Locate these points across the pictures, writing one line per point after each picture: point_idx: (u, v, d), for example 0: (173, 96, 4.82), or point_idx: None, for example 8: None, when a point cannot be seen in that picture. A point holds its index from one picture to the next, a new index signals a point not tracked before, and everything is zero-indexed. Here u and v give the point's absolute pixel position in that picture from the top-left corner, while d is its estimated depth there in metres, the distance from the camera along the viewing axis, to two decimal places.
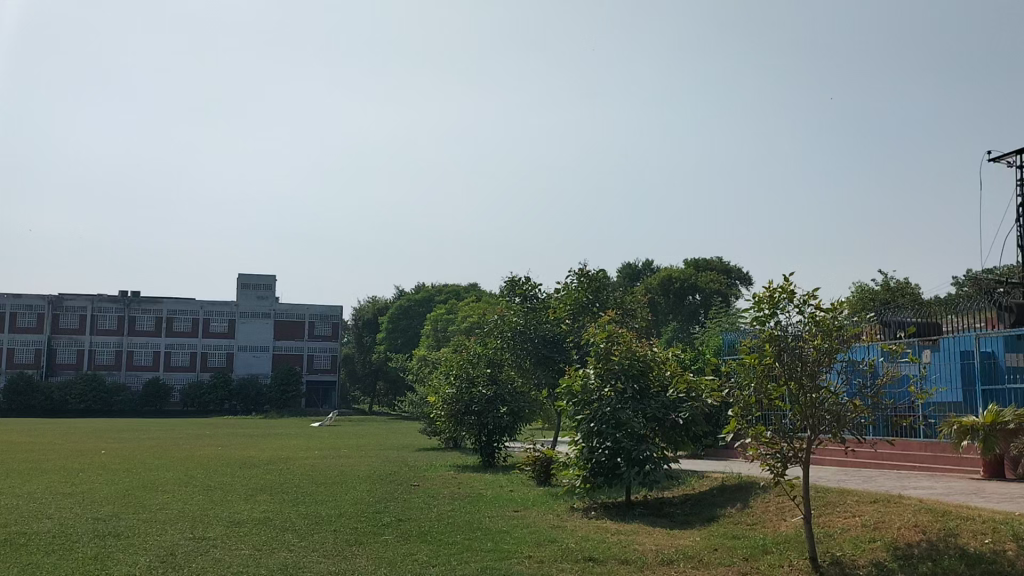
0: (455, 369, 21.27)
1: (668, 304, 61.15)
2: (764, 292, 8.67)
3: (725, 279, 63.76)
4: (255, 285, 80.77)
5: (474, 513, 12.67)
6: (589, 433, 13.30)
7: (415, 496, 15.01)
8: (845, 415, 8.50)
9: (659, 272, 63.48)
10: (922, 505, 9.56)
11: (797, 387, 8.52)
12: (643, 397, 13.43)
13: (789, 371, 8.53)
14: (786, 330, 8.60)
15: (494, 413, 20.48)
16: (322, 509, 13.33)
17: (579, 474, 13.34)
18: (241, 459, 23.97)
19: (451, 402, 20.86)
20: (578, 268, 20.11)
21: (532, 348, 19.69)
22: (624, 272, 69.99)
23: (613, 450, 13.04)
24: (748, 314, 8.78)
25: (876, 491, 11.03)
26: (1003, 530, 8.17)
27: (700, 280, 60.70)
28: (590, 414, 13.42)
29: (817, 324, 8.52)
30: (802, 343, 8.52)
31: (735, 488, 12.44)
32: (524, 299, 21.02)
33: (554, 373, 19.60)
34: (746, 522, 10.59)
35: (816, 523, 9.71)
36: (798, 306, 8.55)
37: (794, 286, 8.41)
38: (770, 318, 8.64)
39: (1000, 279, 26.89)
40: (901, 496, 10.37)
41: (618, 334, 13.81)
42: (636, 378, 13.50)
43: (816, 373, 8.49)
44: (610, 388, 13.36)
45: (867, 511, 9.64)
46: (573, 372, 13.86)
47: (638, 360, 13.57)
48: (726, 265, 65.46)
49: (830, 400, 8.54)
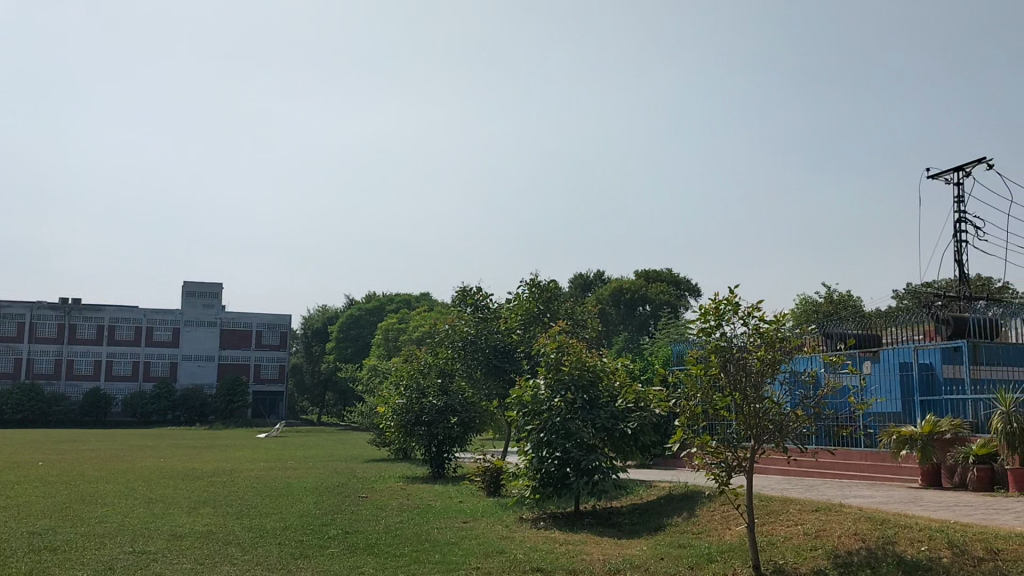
0: (406, 379, 20.97)
1: (618, 314, 61.63)
2: (710, 303, 8.81)
3: (675, 291, 64.56)
4: (202, 294, 79.45)
5: (422, 524, 12.61)
6: (539, 443, 13.30)
7: (363, 507, 14.85)
8: (787, 425, 8.69)
9: (610, 283, 63.92)
10: (862, 513, 9.79)
11: (741, 398, 8.67)
12: (592, 407, 13.53)
13: (734, 382, 8.70)
14: (731, 342, 8.73)
15: (445, 423, 20.39)
16: (267, 522, 13.13)
17: (528, 484, 13.31)
18: (184, 470, 23.48)
19: (400, 412, 20.61)
20: (530, 278, 20.15)
21: (483, 358, 19.83)
22: (575, 282, 70.33)
23: (563, 460, 13.06)
24: (694, 325, 8.90)
25: (817, 500, 11.24)
26: (938, 537, 8.40)
27: (650, 291, 61.37)
28: (540, 424, 13.44)
29: (761, 336, 8.68)
30: (746, 354, 8.67)
31: (682, 497, 12.58)
32: (476, 308, 20.93)
33: (504, 384, 19.76)
34: (692, 531, 10.72)
35: (760, 531, 9.88)
36: (743, 318, 8.71)
37: (738, 298, 8.57)
38: (715, 330, 8.78)
39: (936, 293, 27.85)
40: (841, 505, 10.59)
41: (568, 344, 13.87)
42: (586, 389, 13.60)
43: (760, 384, 8.67)
44: (560, 398, 13.40)
45: (809, 520, 9.83)
46: (524, 383, 13.88)
47: (589, 370, 13.68)
48: (675, 277, 66.22)
49: (773, 411, 8.70)
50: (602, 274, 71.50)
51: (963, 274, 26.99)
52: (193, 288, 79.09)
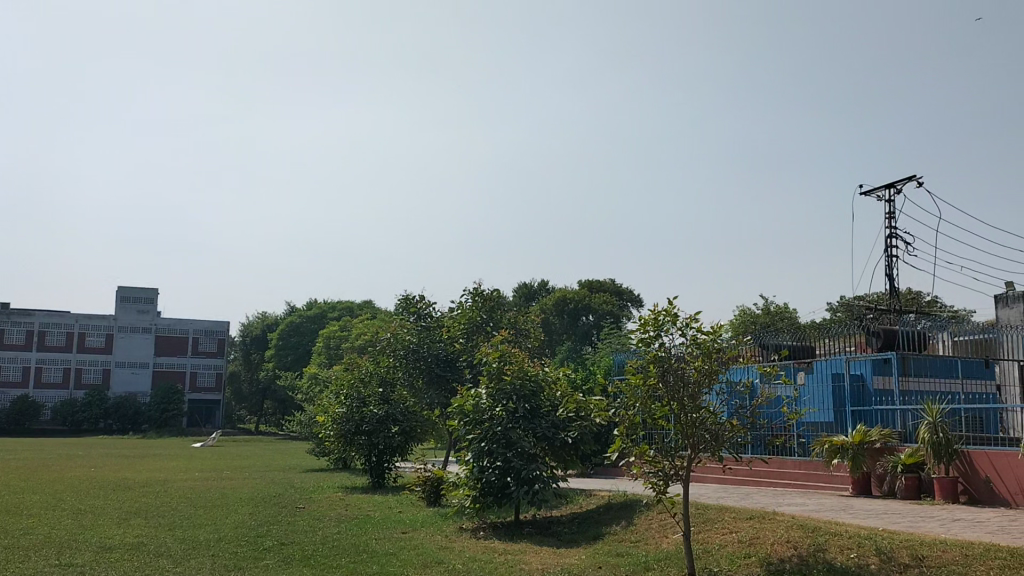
0: (347, 388, 20.76)
1: (562, 324, 61.95)
2: (649, 314, 8.92)
3: (618, 301, 65.24)
4: (137, 299, 77.45)
5: (361, 535, 12.46)
6: (480, 453, 13.22)
7: (299, 518, 14.60)
8: (723, 434, 8.85)
9: (554, 293, 64.24)
10: (794, 521, 10.01)
11: (679, 408, 8.79)
12: (533, 416, 13.56)
13: (672, 392, 8.80)
14: (669, 352, 8.85)
15: (386, 433, 20.12)
16: (201, 533, 12.80)
17: (468, 494, 13.24)
18: (113, 481, 22.77)
19: (340, 421, 20.31)
20: (473, 287, 20.14)
21: (426, 367, 19.88)
22: (519, 291, 70.57)
23: (503, 469, 13.03)
24: (633, 335, 8.99)
25: (751, 508, 11.45)
26: (867, 545, 8.63)
27: (594, 301, 61.92)
28: (481, 433, 13.37)
29: (698, 346, 8.82)
30: (684, 364, 8.80)
31: (621, 506, 12.69)
32: (418, 317, 20.89)
33: (446, 392, 19.76)
34: (630, 540, 10.81)
35: (695, 539, 10.01)
36: (681, 328, 8.84)
37: (677, 308, 8.71)
38: (654, 340, 8.89)
39: (868, 306, 28.75)
40: (774, 513, 10.81)
41: (510, 354, 13.91)
42: (527, 398, 13.65)
43: (697, 394, 8.80)
44: (502, 408, 13.38)
45: (743, 528, 10.01)
46: (465, 392, 13.82)
47: (530, 380, 13.72)
48: (618, 287, 66.88)
49: (710, 420, 8.86)
50: (545, 283, 71.75)
51: (893, 288, 27.91)
52: (128, 293, 77.01)
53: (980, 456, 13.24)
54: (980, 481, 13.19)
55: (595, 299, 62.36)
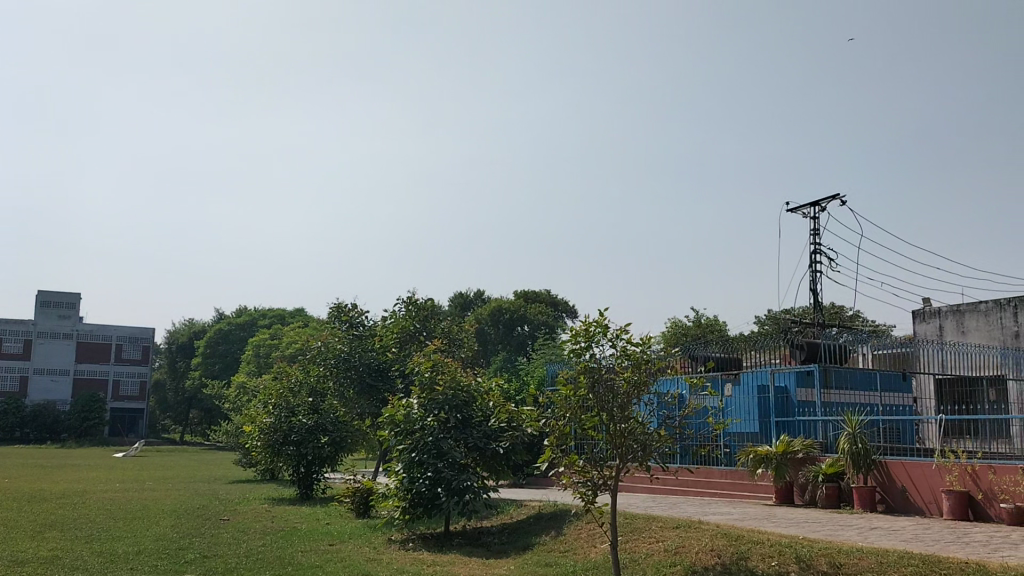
0: (275, 398, 20.35)
1: (497, 334, 61.97)
2: (580, 325, 8.99)
3: (553, 312, 65.68)
4: (58, 304, 74.70)
5: (287, 547, 12.23)
6: (411, 464, 13.13)
7: (224, 531, 14.25)
8: (650, 444, 8.97)
9: (490, 303, 64.25)
10: (718, 529, 10.20)
11: (608, 418, 8.89)
12: (465, 426, 13.54)
13: (601, 402, 8.89)
14: (600, 363, 8.95)
15: (315, 443, 19.88)
16: (120, 546, 12.41)
17: (398, 505, 13.13)
18: (27, 492, 21.86)
19: (267, 432, 19.93)
20: (407, 296, 20.06)
21: (357, 377, 19.34)
22: (455, 300, 70.44)
23: (433, 479, 12.92)
24: (564, 346, 9.05)
25: (679, 517, 11.62)
26: (787, 553, 8.83)
27: (529, 311, 62.19)
28: (412, 444, 13.28)
29: (628, 357, 8.93)
30: (614, 375, 8.90)
31: (550, 516, 12.74)
32: (350, 325, 20.58)
33: (378, 403, 19.36)
34: (559, 550, 10.86)
35: (623, 548, 10.11)
36: (611, 340, 8.94)
37: (608, 320, 8.80)
38: (585, 351, 8.96)
39: (795, 319, 29.56)
40: (700, 522, 11.00)
41: (442, 364, 13.91)
42: (459, 408, 13.61)
43: (627, 405, 8.91)
44: (433, 418, 13.32)
45: (670, 536, 10.15)
46: (396, 402, 13.69)
47: (462, 390, 13.70)
48: (554, 297, 67.40)
49: (639, 430, 8.97)
50: (481, 293, 71.81)
51: (818, 303, 28.74)
52: (48, 298, 74.19)
53: (897, 467, 13.71)
54: (897, 490, 13.67)
55: (530, 310, 62.63)
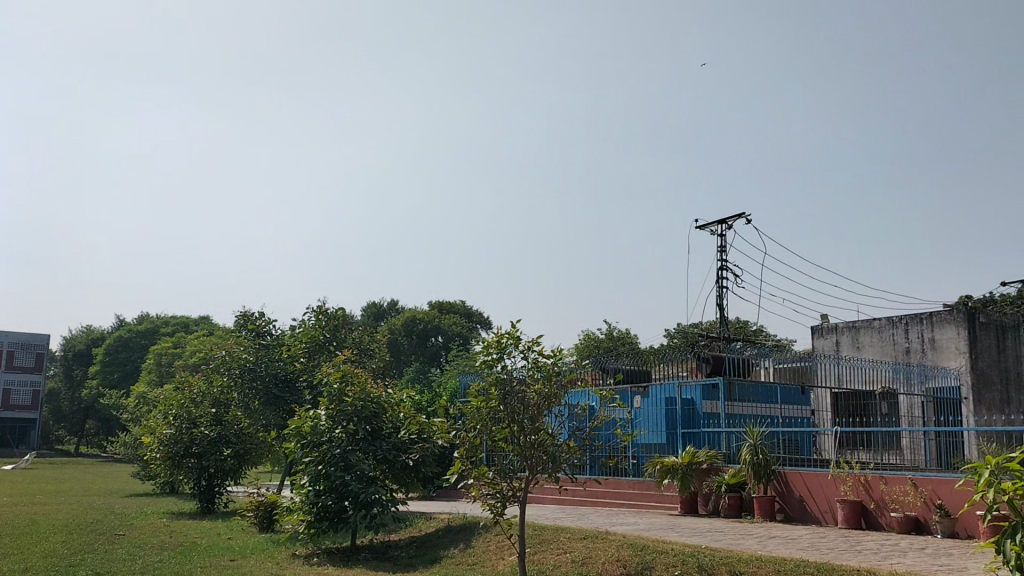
0: (175, 408, 19.77)
1: (410, 345, 61.49)
2: (492, 336, 8.99)
3: (468, 323, 65.69)
4: None
5: (185, 563, 11.79)
6: (317, 476, 12.84)
7: (119, 546, 13.63)
8: (560, 455, 9.02)
9: (403, 313, 63.71)
10: (625, 540, 10.34)
11: (518, 430, 8.91)
12: (374, 438, 13.37)
13: (512, 414, 8.91)
14: (511, 375, 8.96)
15: (217, 455, 19.32)
16: (4, 564, 11.71)
17: (302, 519, 12.85)
18: None
19: (168, 443, 19.29)
20: (317, 304, 19.68)
21: (262, 388, 18.85)
22: (368, 310, 69.66)
23: (340, 493, 12.71)
24: (476, 357, 9.03)
25: (586, 528, 11.73)
26: (690, 562, 9.01)
27: (442, 323, 62.00)
28: (319, 456, 12.99)
29: (539, 369, 8.98)
30: (525, 388, 8.94)
31: (459, 529, 12.67)
32: (257, 334, 20.05)
33: (282, 414, 18.85)
34: (467, 562, 10.81)
35: (531, 560, 10.14)
36: (523, 351, 8.98)
37: (520, 331, 8.83)
38: (497, 363, 8.96)
39: (701, 333, 30.41)
40: (607, 533, 11.13)
41: (352, 374, 13.63)
42: (368, 420, 13.45)
43: (538, 417, 8.95)
44: (341, 430, 13.09)
45: (577, 548, 10.23)
46: (303, 413, 13.36)
47: (372, 401, 13.53)
48: (468, 309, 67.45)
49: (548, 442, 9.03)
50: (394, 303, 71.21)
51: (724, 317, 29.60)
52: None
53: (795, 476, 14.19)
54: (795, 499, 14.14)
55: (444, 321, 62.44)
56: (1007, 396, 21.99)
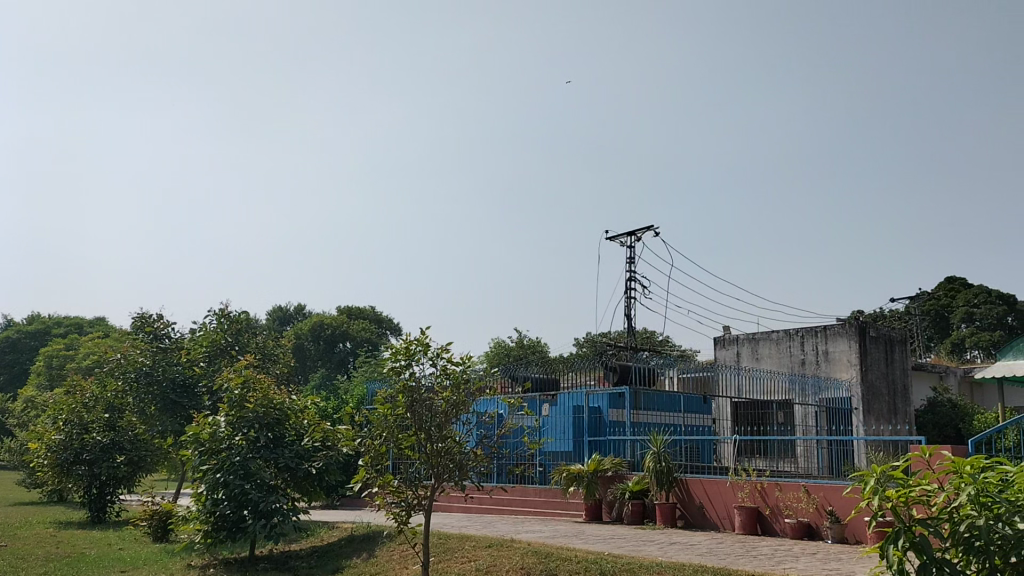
0: (65, 413, 18.90)
1: (317, 350, 60.39)
2: (401, 342, 8.89)
3: (377, 329, 65.00)
4: None
5: None
6: (215, 485, 12.45)
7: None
8: (466, 463, 9.03)
9: (310, 318, 62.56)
10: (529, 547, 10.37)
11: (425, 438, 8.86)
12: (275, 446, 13.06)
13: (419, 421, 8.85)
14: (420, 382, 8.90)
15: (110, 463, 18.49)
16: None
17: (199, 528, 12.46)
18: None
19: (56, 450, 18.36)
20: (219, 307, 19.16)
21: (160, 393, 18.18)
22: (273, 314, 68.13)
23: (238, 502, 12.36)
24: (384, 364, 8.91)
25: (491, 536, 11.74)
26: (592, 569, 9.11)
27: (351, 328, 61.18)
28: (217, 464, 12.61)
29: (447, 377, 8.96)
30: (433, 395, 8.90)
31: (362, 538, 12.49)
32: (154, 336, 19.32)
33: (181, 420, 18.19)
34: (370, 572, 10.66)
35: (435, 569, 10.07)
36: (432, 358, 8.93)
37: (429, 338, 8.78)
38: (405, 370, 8.87)
39: (609, 342, 30.92)
40: (511, 540, 11.16)
41: (254, 380, 13.25)
42: (270, 427, 13.12)
43: (445, 424, 8.93)
44: (241, 437, 12.73)
45: (481, 556, 10.22)
46: (202, 419, 12.91)
47: (275, 408, 13.18)
48: (377, 315, 66.80)
49: (455, 450, 9.00)
50: (302, 307, 69.85)
51: (632, 327, 30.17)
52: None
53: (696, 484, 14.55)
54: (695, 506, 14.51)
55: (352, 327, 61.64)
56: (893, 407, 23.15)
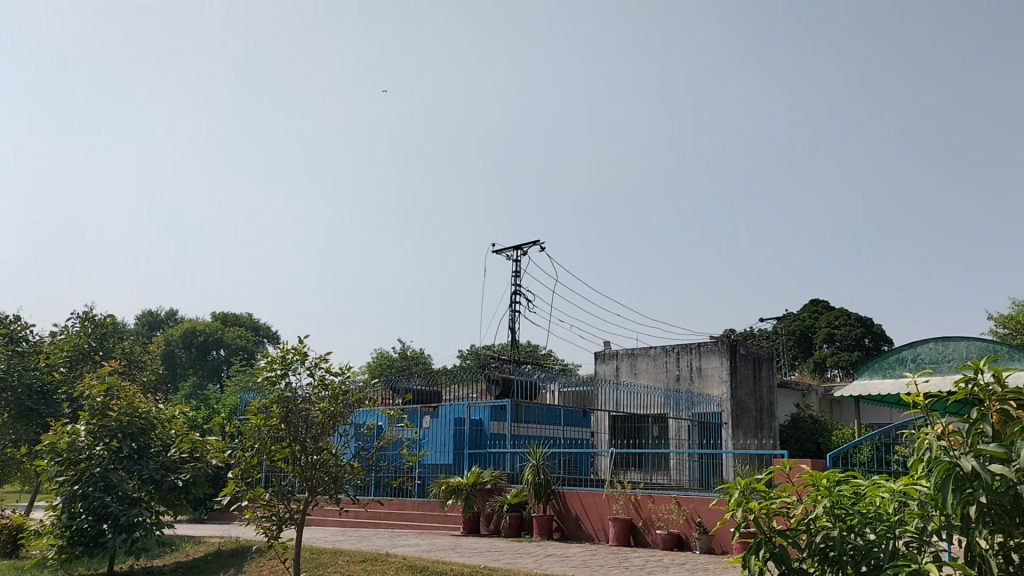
0: None
1: (189, 357, 57.99)
2: (277, 351, 8.63)
3: (253, 337, 63.03)
4: None
5: None
6: (72, 498, 11.75)
7: None
8: (342, 476, 8.83)
9: (183, 324, 60.05)
10: (404, 562, 10.26)
11: (300, 450, 8.62)
12: (140, 457, 12.42)
13: (293, 433, 8.60)
14: (296, 392, 8.66)
15: None
16: None
17: (52, 543, 11.74)
18: None
19: None
20: (83, 311, 18.16)
21: (14, 399, 16.80)
22: (143, 319, 65.02)
23: (98, 515, 11.74)
24: (258, 373, 8.62)
25: (366, 550, 11.54)
26: None
27: (226, 335, 59.08)
28: (75, 476, 11.90)
29: (326, 388, 8.77)
30: (309, 406, 8.68)
31: (230, 553, 12.05)
32: (9, 339, 18.06)
33: (36, 430, 16.79)
34: None
35: None
36: (309, 368, 8.70)
37: (306, 348, 8.56)
38: (281, 379, 8.61)
39: (492, 355, 31.09)
40: (386, 554, 11.01)
41: (119, 387, 12.54)
42: (134, 437, 12.45)
43: (320, 436, 8.74)
44: (103, 447, 12.08)
45: (355, 570, 10.04)
46: (60, 428, 12.13)
47: (140, 417, 12.52)
48: (254, 322, 64.86)
49: (331, 462, 8.81)
50: (173, 312, 66.91)
51: (515, 340, 30.43)
52: None
53: (572, 497, 14.76)
54: (571, 518, 14.72)
55: (227, 333, 59.54)
56: (760, 422, 24.22)
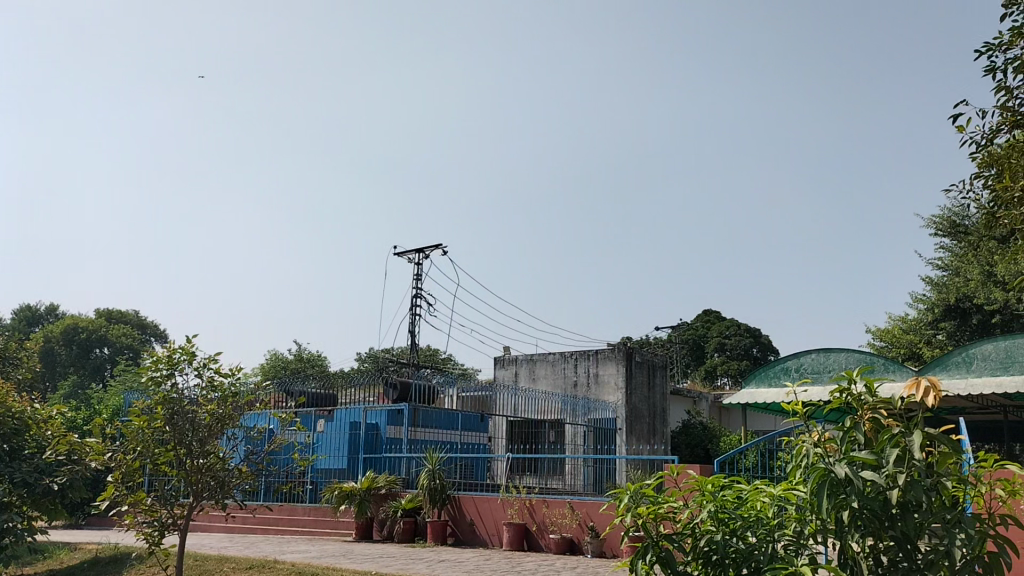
0: None
1: (69, 355, 55.11)
2: (163, 350, 8.29)
3: (140, 336, 60.46)
4: None
5: None
6: None
7: None
8: (230, 480, 8.55)
9: (64, 320, 57.03)
10: (293, 568, 10.02)
11: (185, 454, 8.29)
12: (11, 459, 11.74)
13: (178, 436, 8.25)
14: (182, 394, 8.34)
15: None
16: None
17: None
18: None
19: None
20: None
21: None
22: (19, 313, 61.39)
23: None
24: (142, 373, 8.25)
25: (253, 557, 11.21)
26: None
27: (111, 332, 56.43)
28: None
29: (214, 389, 8.47)
30: (196, 408, 8.37)
31: (108, 560, 11.49)
32: None
33: None
34: None
35: None
36: (197, 368, 8.40)
37: (195, 348, 8.25)
38: (166, 379, 8.27)
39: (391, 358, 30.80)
40: (274, 561, 10.72)
41: None
42: (5, 439, 11.78)
43: (207, 439, 8.42)
44: None
45: None
46: None
47: (13, 417, 11.89)
48: (142, 320, 62.24)
49: (218, 466, 8.50)
50: (54, 308, 63.48)
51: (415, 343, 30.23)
52: None
53: (467, 501, 14.74)
54: (466, 523, 14.70)
55: (112, 331, 56.90)
56: (653, 428, 24.79)
